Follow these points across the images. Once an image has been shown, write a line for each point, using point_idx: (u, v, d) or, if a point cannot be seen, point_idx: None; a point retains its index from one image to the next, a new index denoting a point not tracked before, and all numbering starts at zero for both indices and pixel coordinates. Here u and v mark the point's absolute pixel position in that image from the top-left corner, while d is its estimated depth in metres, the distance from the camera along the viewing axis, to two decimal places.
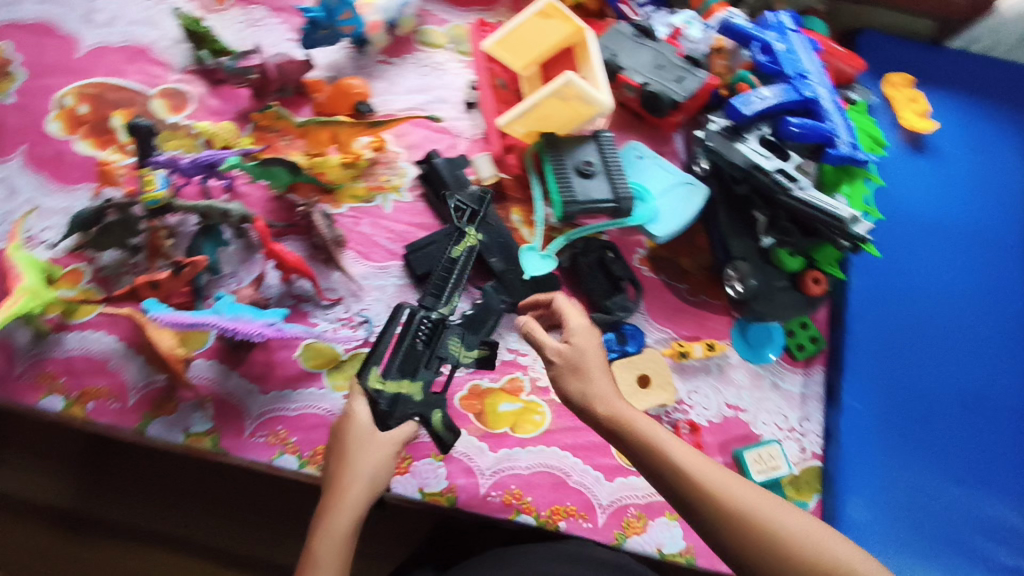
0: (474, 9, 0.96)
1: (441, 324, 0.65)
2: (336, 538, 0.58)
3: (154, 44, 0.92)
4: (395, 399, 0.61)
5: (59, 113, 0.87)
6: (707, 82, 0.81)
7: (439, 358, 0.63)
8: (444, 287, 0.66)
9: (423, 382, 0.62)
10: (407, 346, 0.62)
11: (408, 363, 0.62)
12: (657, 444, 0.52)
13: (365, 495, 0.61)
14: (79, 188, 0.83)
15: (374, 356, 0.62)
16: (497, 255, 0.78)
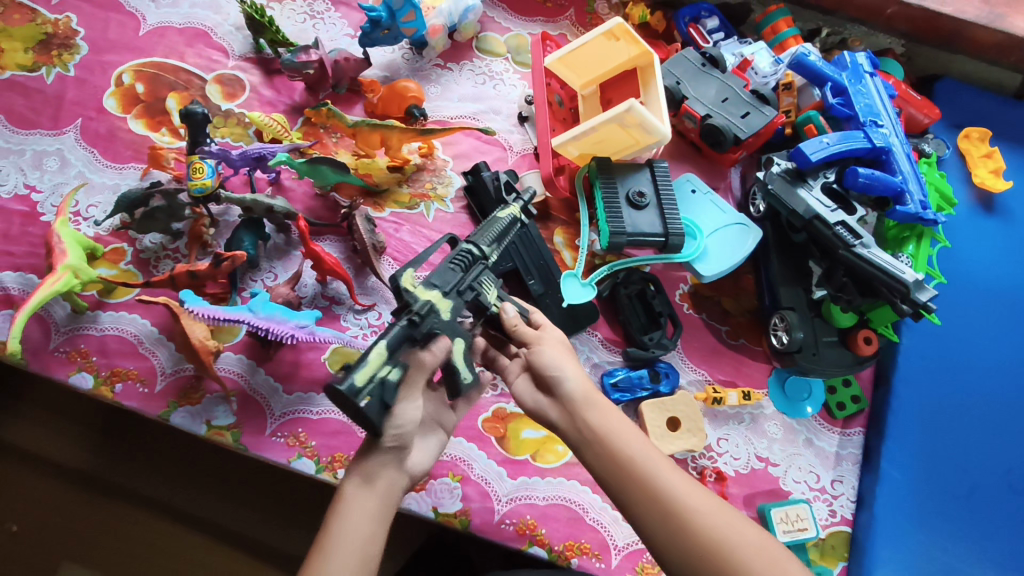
0: (537, 20, 0.94)
1: (479, 258, 0.62)
2: (346, 505, 0.50)
3: (215, 29, 0.93)
4: (429, 307, 0.55)
5: (117, 90, 0.87)
6: (773, 121, 0.78)
7: (474, 288, 0.59)
8: (492, 230, 0.64)
9: (453, 307, 0.57)
10: (444, 265, 0.59)
11: (445, 281, 0.58)
12: (612, 437, 0.51)
13: (376, 458, 0.51)
14: (129, 167, 0.84)
15: (411, 262, 0.58)
16: (536, 276, 0.77)
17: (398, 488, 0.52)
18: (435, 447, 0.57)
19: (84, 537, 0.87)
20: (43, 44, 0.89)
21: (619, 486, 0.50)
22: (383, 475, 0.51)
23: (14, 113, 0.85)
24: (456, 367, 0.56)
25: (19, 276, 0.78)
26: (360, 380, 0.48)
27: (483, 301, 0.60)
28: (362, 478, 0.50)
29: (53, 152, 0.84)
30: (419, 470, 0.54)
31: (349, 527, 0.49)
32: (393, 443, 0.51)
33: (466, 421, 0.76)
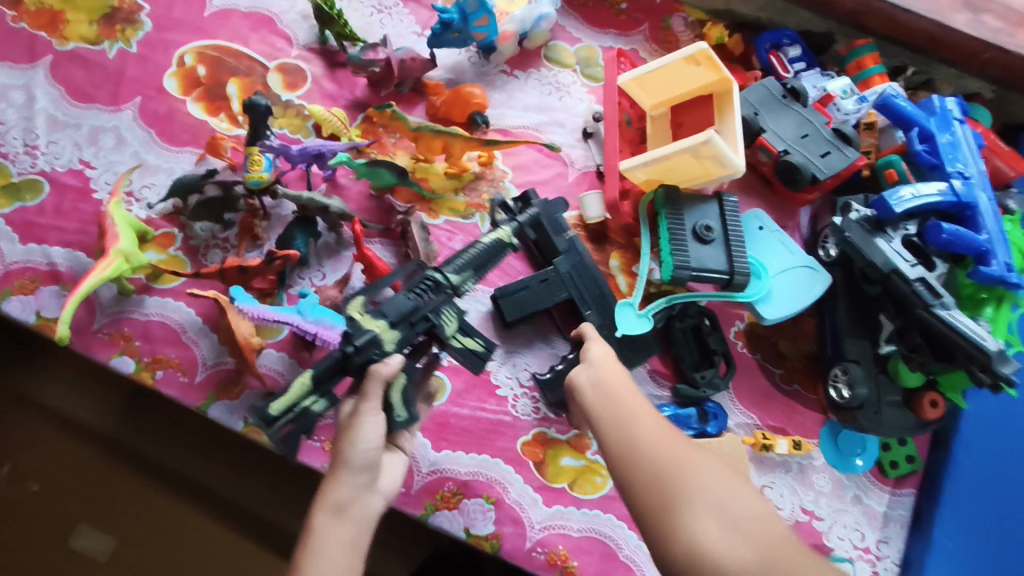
0: (610, 32, 0.91)
1: (444, 289, 0.59)
2: (316, 538, 0.50)
3: (281, 15, 0.91)
4: (368, 335, 0.54)
5: (178, 71, 0.86)
6: (855, 163, 0.74)
7: (429, 319, 0.57)
8: (465, 258, 0.61)
9: (400, 337, 0.56)
10: (398, 292, 0.57)
11: (394, 309, 0.56)
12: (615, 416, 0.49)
13: (352, 483, 0.52)
14: (185, 151, 0.83)
15: (368, 288, 0.58)
16: (592, 306, 0.74)
17: (371, 511, 0.53)
18: (403, 461, 0.60)
19: (102, 508, 0.88)
20: (109, 18, 0.88)
21: (597, 427, 0.49)
22: (354, 502, 0.52)
23: (74, 86, 0.85)
24: (392, 404, 0.56)
25: (68, 252, 0.77)
26: (275, 406, 0.54)
27: (438, 333, 0.57)
28: (333, 509, 0.51)
29: (109, 129, 0.83)
30: (388, 490, 0.56)
31: (323, 559, 0.49)
32: (362, 468, 0.53)
33: (505, 442, 0.74)
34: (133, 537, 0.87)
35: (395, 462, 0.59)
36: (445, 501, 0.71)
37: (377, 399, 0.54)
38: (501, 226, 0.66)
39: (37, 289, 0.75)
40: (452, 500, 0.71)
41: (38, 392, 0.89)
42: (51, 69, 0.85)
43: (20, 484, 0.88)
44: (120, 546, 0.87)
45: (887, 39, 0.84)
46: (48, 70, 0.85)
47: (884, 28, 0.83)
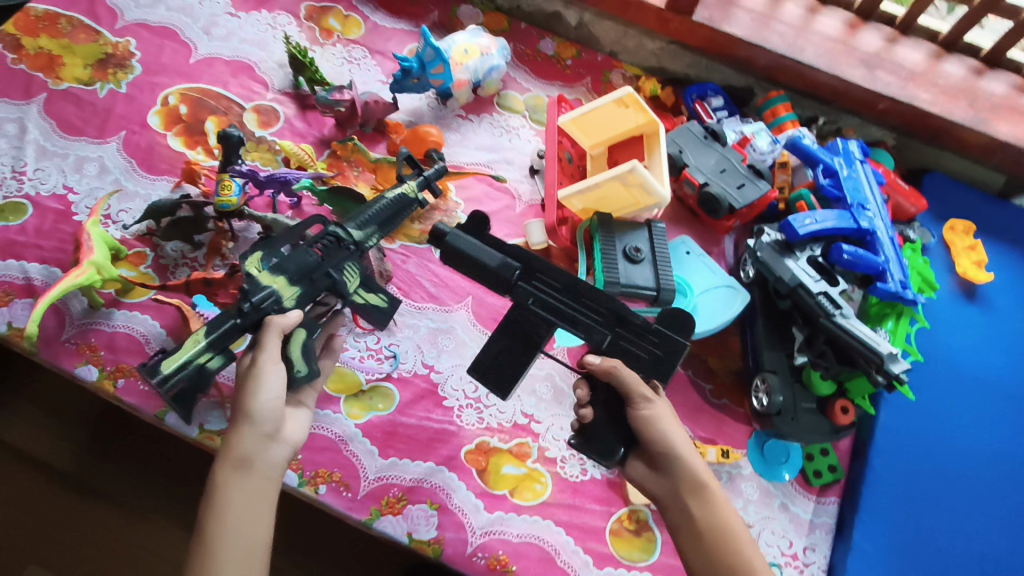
0: (556, 83, 1.02)
1: (344, 244, 0.70)
2: (222, 492, 0.54)
3: (260, 64, 1.01)
4: (266, 292, 0.63)
5: (161, 110, 0.95)
6: (767, 194, 0.83)
7: (330, 275, 0.68)
8: (366, 215, 0.72)
9: (301, 293, 0.66)
10: (302, 248, 0.67)
11: (292, 268, 0.66)
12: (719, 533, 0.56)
13: (260, 442, 0.57)
14: (161, 179, 0.90)
15: (266, 245, 0.67)
16: (601, 325, 0.63)
17: (274, 463, 0.58)
18: (308, 418, 0.64)
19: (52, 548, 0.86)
20: (101, 62, 0.97)
21: (690, 546, 0.56)
22: (257, 455, 0.56)
23: (64, 120, 0.92)
24: (291, 358, 0.64)
25: (44, 269, 0.82)
26: (167, 367, 0.59)
27: (340, 288, 0.68)
28: (235, 464, 0.55)
29: (93, 158, 0.90)
30: (295, 440, 0.61)
31: (228, 513, 0.53)
32: (263, 420, 0.57)
33: (449, 450, 0.77)
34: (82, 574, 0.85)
35: (301, 415, 0.63)
36: (389, 506, 0.73)
37: (274, 350, 0.61)
38: (407, 182, 0.77)
39: (10, 302, 0.79)
40: (396, 505, 0.73)
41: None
42: (45, 105, 0.93)
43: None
44: None
45: (798, 92, 0.96)
46: (42, 106, 0.93)
47: (793, 82, 0.95)
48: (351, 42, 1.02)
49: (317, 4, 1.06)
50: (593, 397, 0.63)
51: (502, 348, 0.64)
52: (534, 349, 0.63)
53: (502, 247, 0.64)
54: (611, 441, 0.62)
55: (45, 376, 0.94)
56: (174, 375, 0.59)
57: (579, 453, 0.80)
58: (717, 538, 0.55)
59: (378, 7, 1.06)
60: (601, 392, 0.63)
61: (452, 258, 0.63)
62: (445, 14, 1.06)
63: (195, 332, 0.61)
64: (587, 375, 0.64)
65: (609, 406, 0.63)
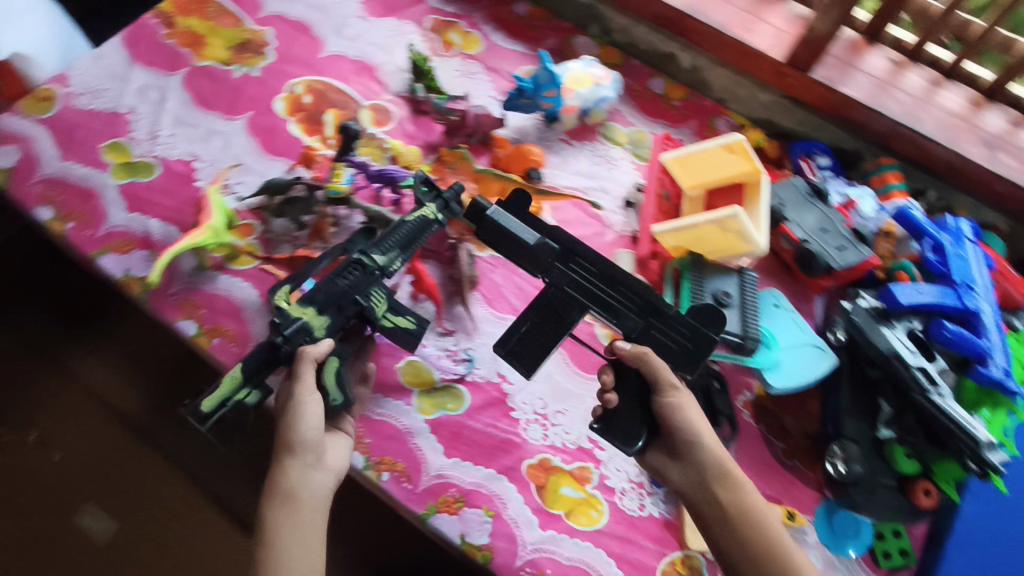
0: (660, 122, 1.03)
1: (372, 274, 0.75)
2: (271, 525, 0.59)
3: (381, 66, 1.06)
4: (297, 326, 0.69)
5: (287, 97, 1.01)
6: (868, 260, 0.81)
7: (358, 303, 0.74)
8: (391, 241, 0.77)
9: (329, 322, 0.72)
10: (330, 279, 0.73)
11: (320, 298, 0.71)
12: (751, 515, 0.61)
13: (302, 472, 0.62)
14: (279, 160, 0.96)
15: (293, 278, 0.73)
16: (635, 314, 0.71)
17: (317, 489, 0.62)
18: (348, 443, 0.69)
19: (90, 476, 0.95)
20: (240, 47, 1.06)
21: (721, 533, 0.61)
22: (300, 485, 0.61)
23: (201, 95, 1.00)
24: (325, 386, 0.69)
25: (163, 226, 0.88)
26: (206, 406, 0.65)
27: (368, 313, 0.74)
28: (281, 498, 0.60)
29: (220, 132, 0.97)
30: (337, 468, 0.66)
31: (280, 544, 0.58)
32: (304, 450, 0.63)
33: (511, 461, 0.77)
34: (133, 517, 0.94)
35: (341, 441, 0.68)
36: (446, 505, 0.74)
37: (309, 380, 0.67)
38: (427, 205, 0.81)
39: (130, 252, 0.86)
40: (453, 505, 0.74)
41: (83, 361, 1.00)
42: (185, 78, 1.01)
43: (22, 434, 0.96)
44: (120, 528, 0.93)
45: (911, 162, 0.94)
46: (182, 79, 1.01)
47: (907, 151, 0.93)
48: (469, 56, 1.07)
49: (443, 17, 1.11)
50: (622, 385, 0.71)
51: (538, 325, 0.73)
52: (564, 326, 0.73)
53: (543, 230, 0.75)
54: (634, 428, 0.69)
55: (117, 318, 1.03)
56: (212, 414, 0.66)
57: (640, 487, 0.78)
58: (750, 519, 0.60)
59: (499, 27, 1.11)
60: (630, 381, 0.70)
61: (495, 231, 0.74)
62: (561, 43, 1.10)
63: (232, 371, 0.68)
64: (617, 362, 0.72)
65: (637, 392, 0.70)
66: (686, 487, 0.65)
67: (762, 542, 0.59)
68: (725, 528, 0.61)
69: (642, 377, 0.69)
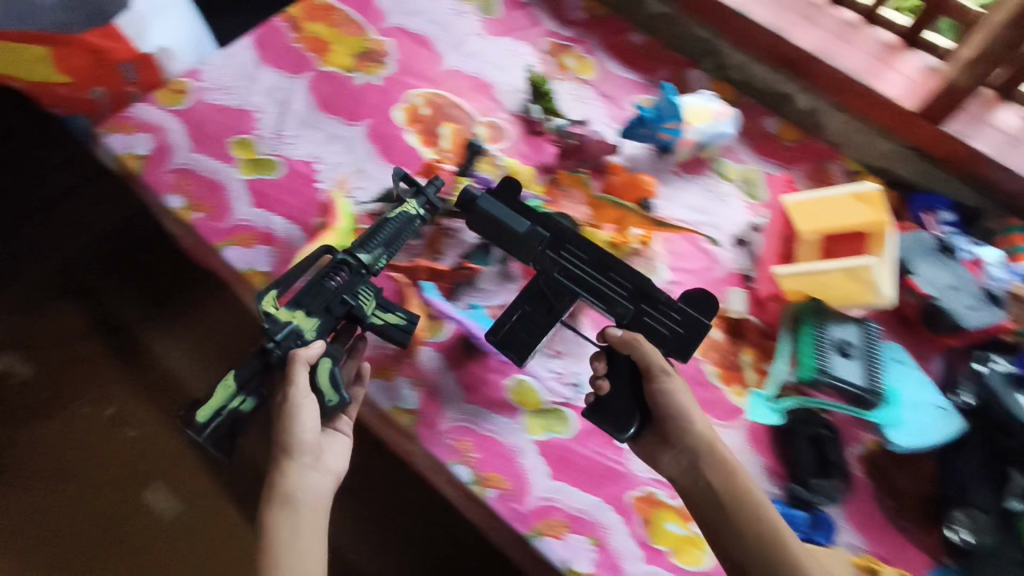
0: (772, 162, 1.02)
1: (360, 275, 0.79)
2: (273, 527, 0.64)
3: (498, 85, 1.07)
4: (286, 330, 0.72)
5: (406, 107, 1.03)
6: (1000, 323, 0.80)
7: (346, 303, 0.77)
8: (374, 240, 0.81)
9: (319, 324, 0.75)
10: (318, 282, 0.76)
11: (306, 302, 0.74)
12: (744, 501, 0.63)
13: (296, 475, 0.67)
14: (396, 168, 0.98)
15: (279, 284, 0.74)
16: (626, 300, 0.78)
17: (314, 490, 0.67)
18: (346, 444, 0.74)
19: (151, 455, 1.09)
20: (363, 55, 1.08)
21: (715, 521, 0.63)
22: (298, 488, 0.66)
23: (325, 99, 1.03)
24: (320, 386, 0.72)
25: (286, 224, 0.92)
26: (202, 416, 0.68)
27: (357, 312, 0.78)
28: (281, 502, 0.65)
29: (341, 137, 1.00)
30: (335, 469, 0.71)
31: (280, 546, 0.63)
32: (303, 453, 0.68)
33: (616, 491, 0.77)
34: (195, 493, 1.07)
35: (339, 442, 0.73)
36: (550, 528, 0.74)
37: (303, 381, 0.69)
38: (408, 202, 0.86)
39: (253, 246, 0.90)
40: (557, 528, 0.74)
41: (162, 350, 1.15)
42: (310, 82, 1.05)
43: (98, 409, 1.11)
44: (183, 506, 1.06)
45: None
46: (307, 82, 1.05)
47: None
48: (583, 81, 1.08)
49: (559, 41, 1.12)
50: (612, 371, 0.75)
51: (527, 311, 0.80)
52: (555, 314, 0.79)
53: (532, 219, 0.82)
54: (626, 415, 0.73)
55: (198, 317, 1.18)
56: (208, 424, 0.68)
57: None
58: (746, 506, 0.63)
59: (612, 55, 1.11)
60: (620, 368, 0.74)
61: (487, 220, 0.82)
62: (674, 75, 1.10)
63: (225, 380, 0.70)
64: (608, 349, 0.76)
65: (626, 378, 0.74)
66: (681, 476, 0.68)
67: (754, 531, 0.61)
68: (718, 517, 0.63)
69: (633, 364, 0.74)
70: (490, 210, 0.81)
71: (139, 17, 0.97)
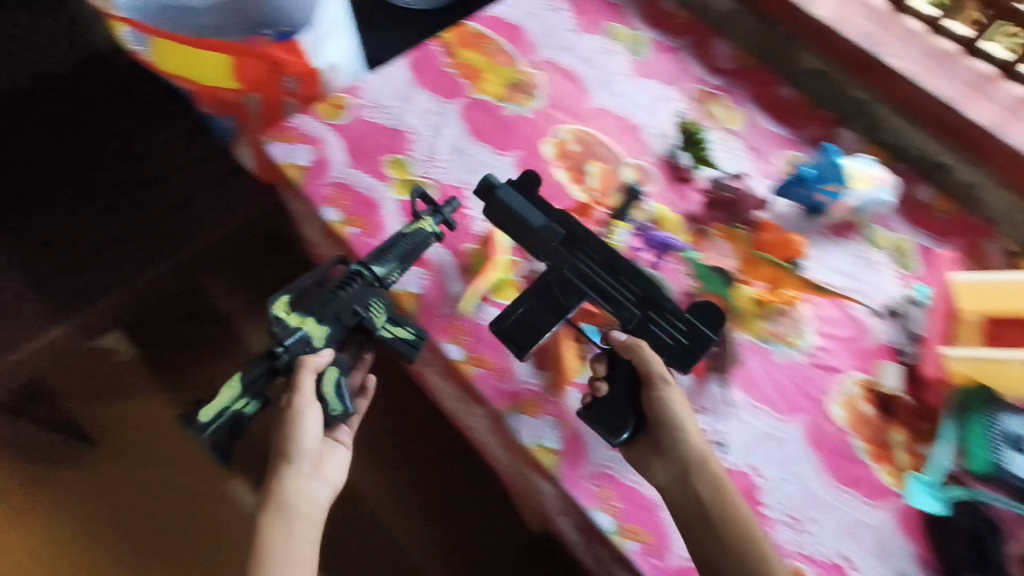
0: (927, 233, 0.99)
1: (372, 286, 0.85)
2: (270, 528, 0.77)
3: (645, 127, 1.07)
4: (298, 337, 0.79)
5: (555, 142, 1.04)
6: None
7: (357, 313, 0.83)
8: (387, 253, 0.86)
9: (330, 333, 0.81)
10: (331, 292, 0.83)
11: (317, 308, 0.81)
12: (731, 516, 0.71)
13: (291, 483, 0.79)
14: (544, 202, 0.99)
15: (291, 289, 0.84)
16: (633, 306, 0.82)
17: (307, 496, 0.79)
18: (344, 455, 0.85)
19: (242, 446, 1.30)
20: (514, 85, 1.10)
21: (699, 530, 0.71)
22: (292, 495, 0.78)
23: (478, 127, 1.05)
24: (324, 395, 0.81)
25: (437, 248, 0.94)
26: (206, 415, 0.76)
27: (368, 322, 0.84)
28: (277, 507, 0.77)
29: (490, 166, 1.02)
30: (331, 478, 0.83)
31: (274, 544, 0.76)
32: (301, 463, 0.79)
33: None
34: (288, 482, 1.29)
35: (340, 456, 0.84)
36: None
37: (308, 390, 0.79)
38: (425, 219, 0.90)
39: None
40: None
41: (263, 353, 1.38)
42: (462, 109, 1.07)
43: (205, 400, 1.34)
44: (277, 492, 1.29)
45: None
46: (460, 109, 1.07)
47: None
48: (730, 131, 1.07)
49: (707, 88, 1.12)
50: (613, 376, 0.81)
51: (533, 307, 0.84)
52: (562, 310, 0.83)
53: (548, 213, 0.85)
54: (621, 418, 0.79)
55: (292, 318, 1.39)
56: (209, 423, 0.76)
57: None
58: (734, 522, 0.71)
59: (761, 107, 1.11)
60: (621, 372, 0.80)
61: (501, 214, 0.84)
62: (824, 132, 1.08)
63: (231, 382, 0.78)
64: (610, 353, 0.82)
65: (622, 380, 0.80)
66: (669, 485, 0.74)
67: (737, 542, 0.70)
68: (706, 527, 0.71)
69: (635, 371, 0.80)
70: (506, 202, 0.84)
71: (319, 35, 1.01)
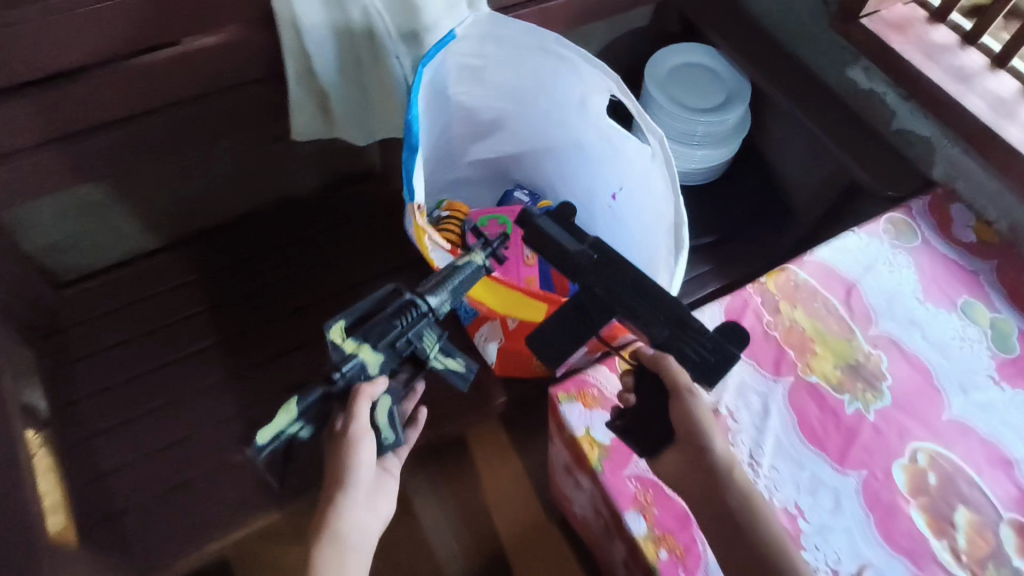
0: None
1: (426, 317, 0.76)
2: (324, 560, 0.73)
3: (1019, 463, 0.84)
4: (355, 366, 0.73)
5: (909, 465, 0.83)
6: None
7: (412, 345, 0.76)
8: (441, 285, 0.77)
9: (383, 360, 0.74)
10: (385, 322, 0.74)
11: (370, 336, 0.73)
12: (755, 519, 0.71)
13: (348, 508, 0.75)
14: (898, 557, 0.78)
15: (346, 315, 0.76)
16: (662, 324, 0.75)
17: (360, 525, 0.76)
18: (391, 487, 0.84)
19: None
20: (852, 369, 0.90)
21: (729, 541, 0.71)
22: (350, 525, 0.75)
23: (808, 423, 0.85)
24: (380, 429, 0.81)
25: None
26: (263, 439, 0.70)
27: (420, 354, 0.78)
28: (334, 538, 0.74)
29: (829, 486, 0.81)
30: (381, 512, 0.81)
31: None
32: (356, 492, 0.76)
33: None
34: None
35: (387, 486, 0.83)
36: None
37: (365, 418, 0.74)
38: (478, 250, 0.82)
39: None
40: None
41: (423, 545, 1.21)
42: (789, 392, 0.88)
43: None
44: None
45: None
46: (786, 390, 0.88)
47: None
48: None
49: None
50: (642, 388, 0.79)
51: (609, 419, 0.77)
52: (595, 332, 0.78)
53: (585, 241, 0.81)
54: (651, 430, 0.77)
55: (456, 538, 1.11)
56: (267, 445, 0.71)
57: None
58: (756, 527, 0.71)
59: None
60: (649, 385, 0.78)
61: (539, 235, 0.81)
62: None
63: (287, 405, 0.72)
64: (639, 366, 0.80)
65: (652, 392, 0.78)
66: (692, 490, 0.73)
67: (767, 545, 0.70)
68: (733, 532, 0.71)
69: (662, 384, 0.77)
70: (546, 232, 0.81)
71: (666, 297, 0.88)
